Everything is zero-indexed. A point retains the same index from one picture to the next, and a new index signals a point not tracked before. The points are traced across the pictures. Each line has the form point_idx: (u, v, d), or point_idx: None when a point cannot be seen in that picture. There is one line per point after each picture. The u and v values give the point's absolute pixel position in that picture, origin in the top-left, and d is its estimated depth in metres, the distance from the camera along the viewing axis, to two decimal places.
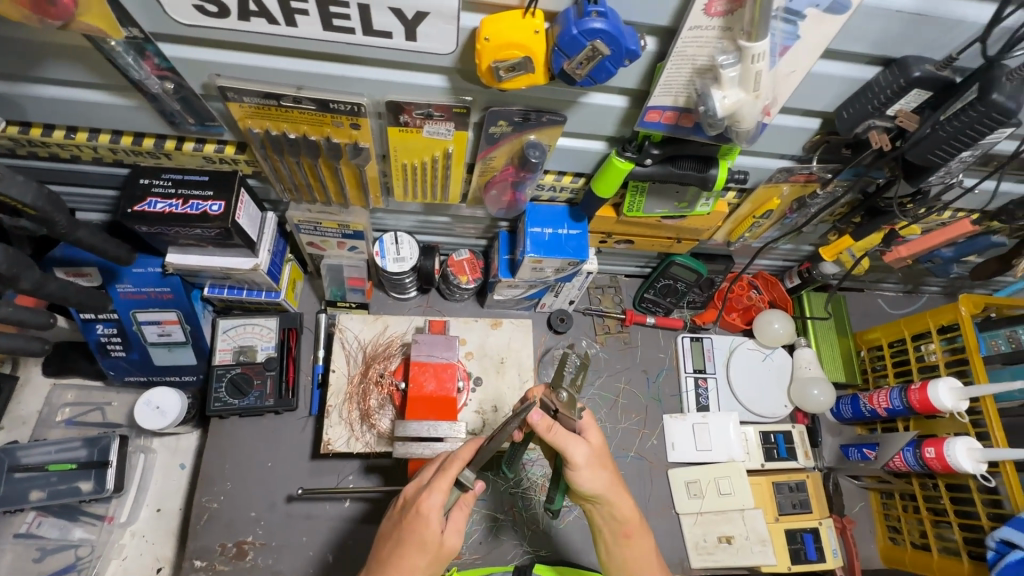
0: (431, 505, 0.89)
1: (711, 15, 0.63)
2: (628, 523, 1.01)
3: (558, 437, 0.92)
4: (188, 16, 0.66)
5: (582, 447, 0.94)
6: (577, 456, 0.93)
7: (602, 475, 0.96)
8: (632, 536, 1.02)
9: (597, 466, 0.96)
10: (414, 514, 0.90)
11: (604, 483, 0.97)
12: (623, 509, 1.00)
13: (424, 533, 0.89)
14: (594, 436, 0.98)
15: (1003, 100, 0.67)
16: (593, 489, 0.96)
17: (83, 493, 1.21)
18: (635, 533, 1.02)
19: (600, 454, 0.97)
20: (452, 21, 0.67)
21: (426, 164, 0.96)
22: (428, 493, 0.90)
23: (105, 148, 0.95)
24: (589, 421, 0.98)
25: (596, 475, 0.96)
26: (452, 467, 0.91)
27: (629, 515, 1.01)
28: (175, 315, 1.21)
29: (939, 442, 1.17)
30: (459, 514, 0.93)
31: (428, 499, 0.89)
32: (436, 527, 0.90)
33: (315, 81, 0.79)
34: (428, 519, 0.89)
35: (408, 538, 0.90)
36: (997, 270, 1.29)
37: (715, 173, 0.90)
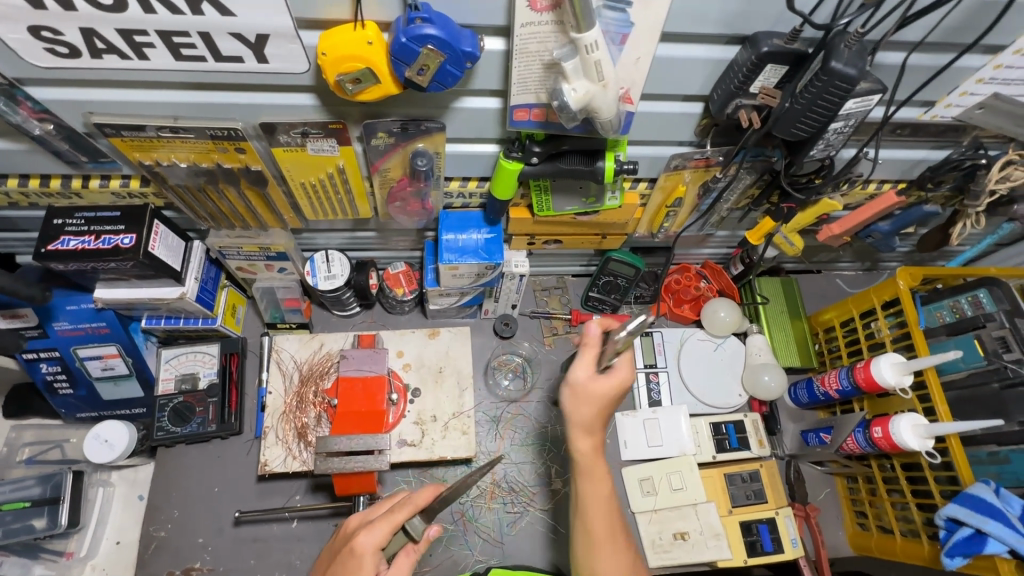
0: (367, 544, 0.81)
1: (537, 10, 0.65)
2: (583, 458, 0.92)
3: (583, 350, 0.92)
4: (45, 59, 0.70)
5: (586, 373, 0.91)
6: (577, 376, 0.91)
7: (582, 411, 0.91)
8: (585, 474, 0.92)
9: (581, 401, 0.91)
10: (348, 550, 0.82)
11: (584, 418, 0.91)
12: (580, 441, 0.93)
13: (356, 574, 0.80)
14: (611, 381, 0.91)
15: (843, 67, 0.69)
16: (569, 415, 0.92)
17: (37, 531, 1.20)
18: (592, 472, 0.92)
19: (594, 397, 0.91)
20: (294, 40, 0.68)
21: (325, 182, 0.98)
22: (365, 531, 0.82)
23: (17, 192, 0.99)
24: (620, 369, 0.91)
25: (577, 406, 0.91)
26: (400, 512, 0.83)
27: (586, 454, 0.92)
28: (115, 349, 1.21)
29: (886, 420, 1.13)
30: (404, 561, 0.82)
31: (364, 537, 0.81)
32: (370, 571, 0.80)
33: (190, 111, 0.82)
34: (361, 559, 0.80)
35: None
36: (940, 241, 1.25)
37: (603, 165, 0.89)
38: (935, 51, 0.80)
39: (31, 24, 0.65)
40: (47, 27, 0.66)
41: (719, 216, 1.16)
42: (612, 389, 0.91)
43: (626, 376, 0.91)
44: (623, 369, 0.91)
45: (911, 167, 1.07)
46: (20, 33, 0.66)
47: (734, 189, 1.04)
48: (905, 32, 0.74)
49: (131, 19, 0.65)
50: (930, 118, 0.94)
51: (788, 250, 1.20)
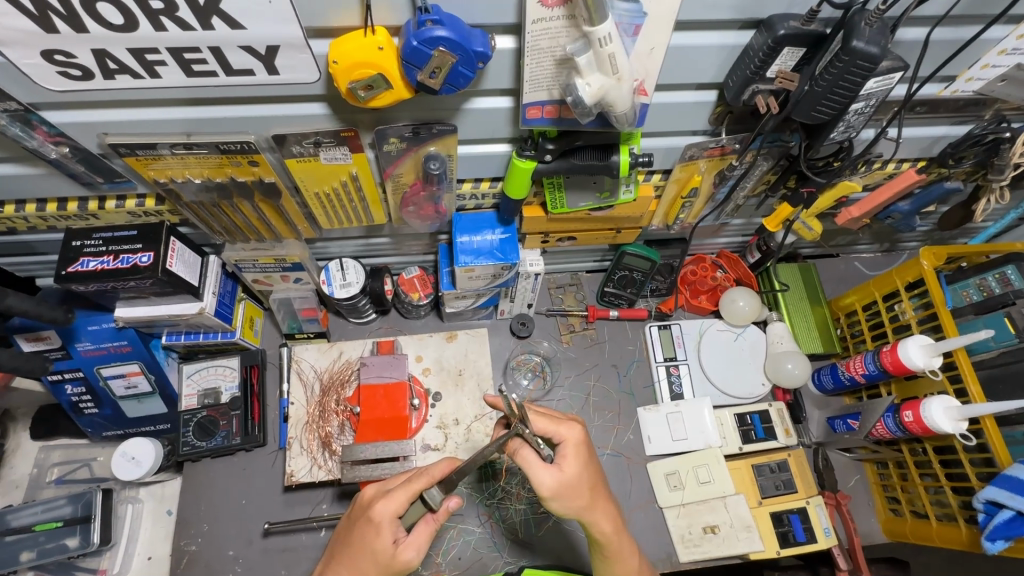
0: (385, 513, 0.81)
1: (548, 6, 0.64)
2: (607, 544, 0.89)
3: (522, 456, 0.83)
4: (58, 83, 0.70)
5: (550, 475, 0.83)
6: (542, 485, 0.82)
7: (580, 503, 0.84)
8: (613, 557, 0.90)
9: (570, 496, 0.84)
10: (366, 519, 0.83)
11: (584, 505, 0.85)
12: (600, 525, 0.87)
13: (374, 542, 0.81)
14: (573, 463, 0.84)
15: (865, 46, 0.67)
16: (571, 511, 0.85)
17: (71, 549, 1.21)
18: (617, 554, 0.90)
19: (575, 486, 0.84)
20: (304, 50, 0.67)
21: (338, 190, 0.98)
22: (382, 501, 0.82)
23: (35, 216, 1.00)
24: (569, 445, 0.85)
25: (568, 503, 0.84)
26: (417, 481, 0.83)
27: (609, 535, 0.88)
28: (137, 366, 1.21)
29: (916, 404, 1.11)
30: (424, 529, 0.84)
31: (381, 506, 0.82)
32: (388, 539, 0.81)
33: (202, 126, 0.82)
34: (379, 528, 0.81)
35: (357, 541, 0.83)
36: (962, 218, 1.23)
37: (618, 160, 0.88)
38: (957, 23, 0.78)
39: (44, 48, 0.65)
40: (59, 51, 0.66)
41: (735, 204, 1.14)
42: (580, 464, 0.84)
43: (578, 445, 0.86)
44: (572, 435, 0.86)
45: (931, 144, 1.05)
46: (35, 59, 0.67)
47: (751, 176, 1.02)
48: (927, 6, 0.72)
49: (141, 38, 0.65)
50: (951, 93, 0.92)
51: (807, 235, 1.18)
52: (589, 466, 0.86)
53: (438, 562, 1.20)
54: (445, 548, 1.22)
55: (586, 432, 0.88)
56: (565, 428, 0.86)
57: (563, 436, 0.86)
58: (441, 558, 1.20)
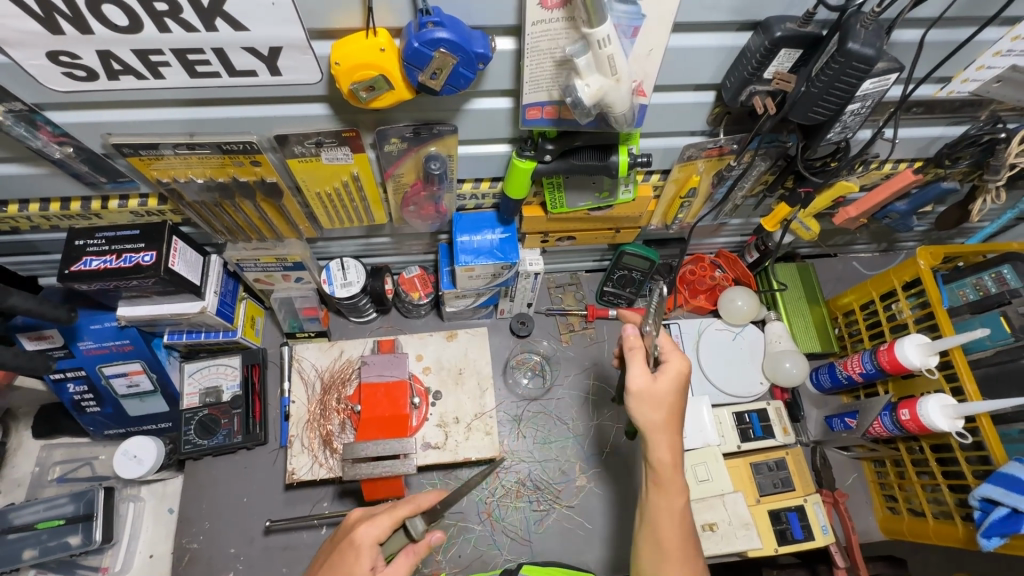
0: (366, 536, 0.82)
1: (548, 8, 0.65)
2: (661, 472, 0.88)
3: (632, 351, 0.91)
4: (64, 84, 0.71)
5: (642, 376, 0.89)
6: (632, 380, 0.89)
7: (646, 418, 0.88)
8: (662, 492, 0.89)
9: (650, 406, 0.88)
10: (348, 542, 0.82)
11: (660, 421, 0.88)
12: (661, 446, 0.88)
13: (353, 566, 0.80)
14: (669, 379, 0.89)
15: (861, 48, 0.68)
16: (641, 420, 0.88)
17: (73, 547, 1.22)
18: (668, 487, 0.88)
19: (674, 401, 0.89)
20: (306, 51, 0.68)
21: (339, 190, 0.98)
22: (366, 524, 0.83)
23: (38, 216, 1.00)
24: (674, 365, 0.90)
25: (647, 412, 0.88)
26: (402, 508, 0.84)
27: (667, 462, 0.88)
28: (139, 365, 1.22)
29: (913, 402, 1.12)
30: (403, 560, 0.82)
31: (364, 529, 0.82)
32: (366, 565, 0.80)
33: (206, 126, 0.83)
34: (359, 552, 0.81)
35: (335, 566, 0.82)
36: (959, 218, 1.24)
37: (617, 160, 0.89)
38: (953, 25, 0.78)
39: (50, 49, 0.66)
40: (64, 52, 0.66)
41: (733, 204, 1.15)
42: (675, 383, 0.89)
43: (682, 370, 0.90)
44: (677, 360, 0.91)
45: (927, 145, 1.06)
46: (40, 59, 0.67)
47: (749, 176, 1.03)
48: (922, 8, 0.73)
49: (146, 39, 0.66)
50: (946, 95, 0.93)
51: (805, 234, 1.19)
52: (691, 389, 0.92)
53: (438, 559, 1.21)
54: (445, 546, 1.22)
55: (687, 368, 0.92)
56: (675, 354, 0.92)
57: (669, 358, 0.91)
58: (441, 556, 1.21)
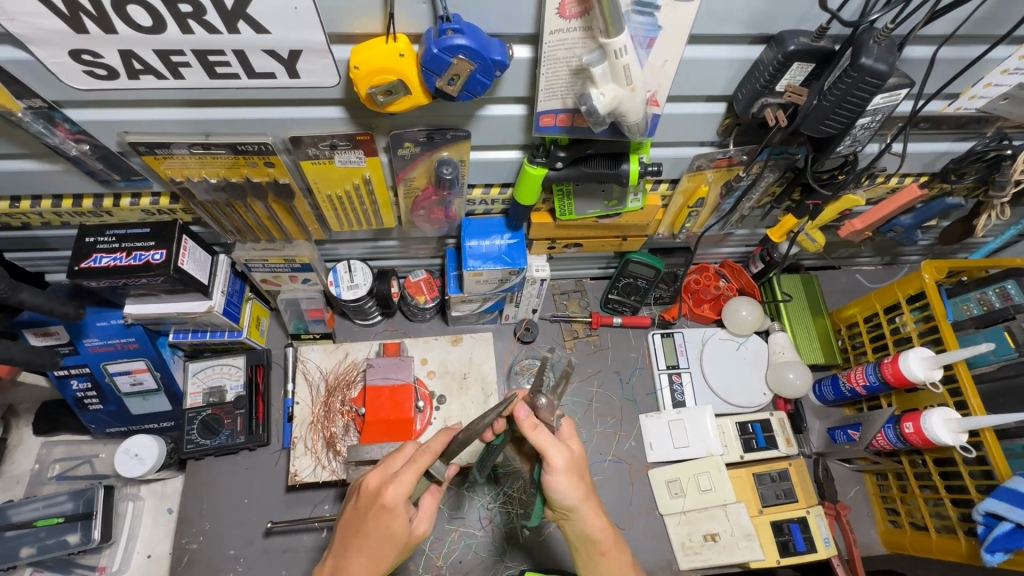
0: (397, 497, 0.81)
1: (567, 17, 0.66)
2: (599, 539, 0.91)
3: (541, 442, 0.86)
4: (83, 81, 0.72)
5: (563, 450, 0.87)
6: (557, 459, 0.86)
7: (576, 494, 0.87)
8: (606, 552, 0.92)
9: (575, 479, 0.88)
10: (379, 507, 0.81)
11: (580, 497, 0.88)
12: (592, 522, 0.90)
13: (391, 525, 0.81)
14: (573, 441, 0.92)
15: (873, 63, 0.70)
16: (568, 500, 0.87)
17: (71, 546, 1.20)
18: (610, 549, 0.92)
19: (580, 462, 0.89)
20: (326, 55, 0.69)
21: (350, 193, 0.99)
22: (393, 485, 0.82)
23: (50, 212, 1.01)
24: (570, 427, 0.93)
25: (574, 485, 0.87)
26: (423, 459, 0.84)
27: (603, 529, 0.91)
28: (144, 363, 1.22)
29: (917, 415, 1.12)
30: (430, 500, 0.89)
31: (394, 490, 0.81)
32: (404, 519, 0.82)
33: (221, 127, 0.83)
34: (394, 512, 0.81)
35: (373, 531, 0.82)
36: (964, 233, 1.25)
37: (627, 168, 0.90)
38: (962, 43, 0.80)
39: (72, 47, 0.66)
40: (86, 51, 0.67)
41: (740, 215, 1.16)
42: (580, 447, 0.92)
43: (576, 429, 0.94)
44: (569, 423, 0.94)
45: (933, 160, 1.07)
46: (62, 58, 0.68)
47: (757, 188, 1.04)
48: (933, 26, 0.74)
49: (168, 40, 0.67)
50: (954, 111, 0.94)
51: (810, 247, 1.20)
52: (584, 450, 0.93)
53: (438, 564, 1.20)
54: (445, 551, 1.21)
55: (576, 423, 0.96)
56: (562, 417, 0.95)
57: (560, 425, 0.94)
58: (442, 562, 1.20)
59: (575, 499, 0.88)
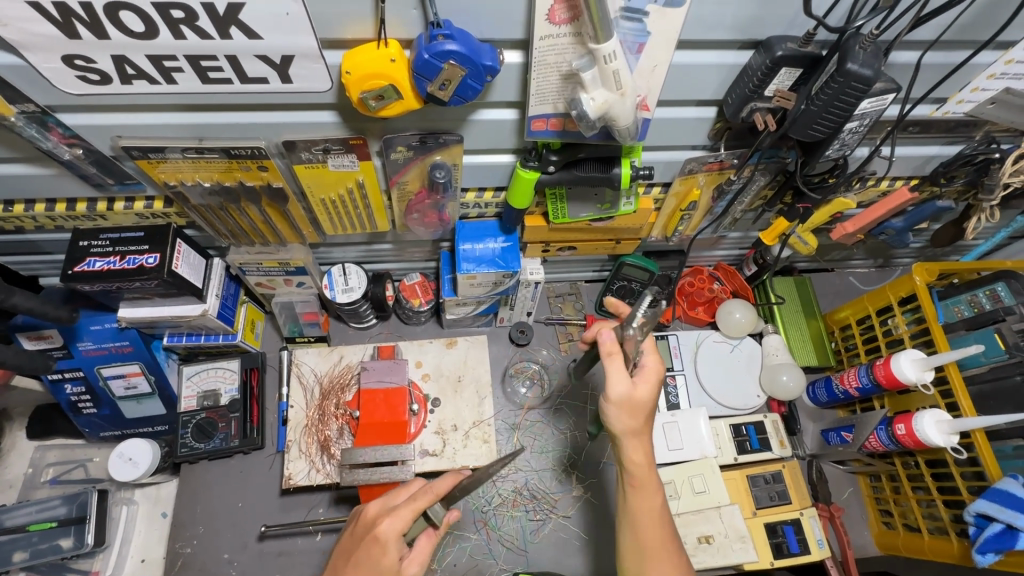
0: (390, 531, 0.80)
1: (556, 23, 0.66)
2: (632, 472, 0.87)
3: (612, 359, 0.87)
4: (78, 86, 0.72)
5: (623, 386, 0.86)
6: (612, 391, 0.86)
7: (622, 422, 0.86)
8: (636, 488, 0.87)
9: (628, 412, 0.86)
10: (371, 537, 0.81)
11: (632, 427, 0.86)
12: (631, 452, 0.87)
13: (380, 559, 0.80)
14: (649, 383, 0.87)
15: (859, 69, 0.71)
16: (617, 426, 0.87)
17: (64, 550, 1.20)
18: (643, 485, 0.87)
19: (641, 407, 0.86)
20: (318, 60, 0.70)
21: (344, 196, 1.00)
22: (387, 518, 0.81)
23: (44, 217, 1.01)
24: (650, 370, 0.87)
25: (622, 416, 0.86)
26: (422, 500, 0.82)
27: (639, 465, 0.87)
28: (138, 367, 1.22)
29: (909, 417, 1.12)
30: (425, 542, 0.85)
31: (387, 523, 0.81)
32: (395, 556, 0.80)
33: (214, 131, 0.84)
34: (385, 545, 0.80)
35: (361, 562, 0.80)
36: (955, 235, 1.26)
37: (619, 172, 0.90)
38: (948, 48, 0.81)
39: (66, 53, 0.67)
40: (80, 56, 0.68)
41: (732, 218, 1.17)
42: (649, 391, 0.87)
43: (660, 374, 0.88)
44: (654, 366, 0.88)
45: (923, 163, 1.08)
46: (55, 63, 0.68)
47: (749, 191, 1.05)
48: (919, 31, 0.75)
49: (161, 45, 0.67)
50: (942, 115, 0.95)
51: (803, 249, 1.19)
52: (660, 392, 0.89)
53: (433, 568, 1.20)
54: (440, 554, 1.21)
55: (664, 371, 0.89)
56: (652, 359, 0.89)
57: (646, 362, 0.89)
58: (437, 565, 1.20)
59: (622, 428, 0.87)
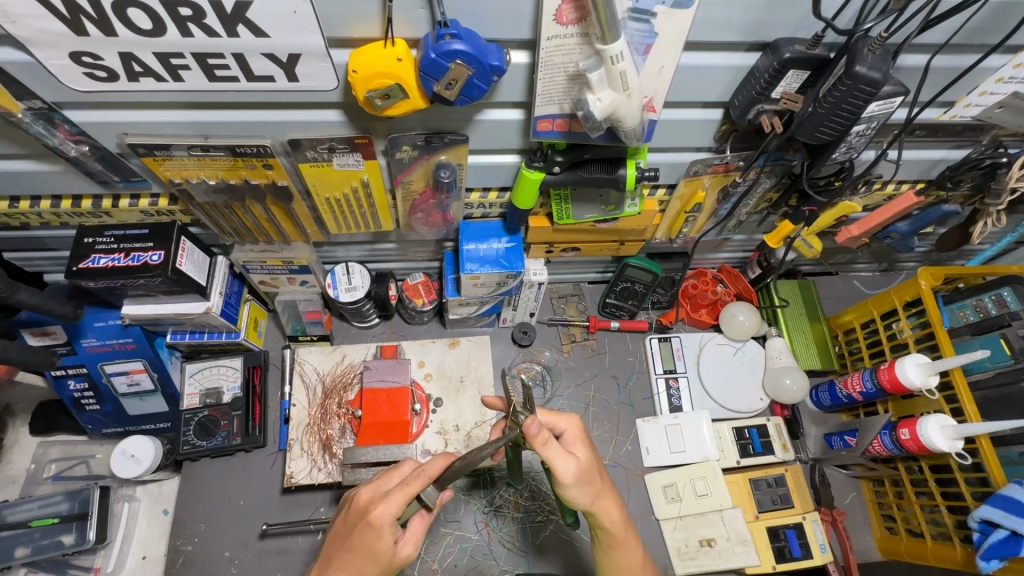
0: (384, 516, 0.80)
1: (564, 23, 0.66)
2: (613, 533, 0.91)
3: (551, 453, 0.83)
4: (85, 84, 0.72)
5: (571, 463, 0.85)
6: (565, 473, 0.84)
7: (588, 494, 0.87)
8: (617, 546, 0.93)
9: (587, 483, 0.87)
10: (365, 524, 0.81)
11: (591, 496, 0.87)
12: (608, 516, 0.89)
13: (375, 544, 0.80)
14: (577, 448, 0.90)
15: (868, 71, 0.70)
16: (582, 502, 0.88)
17: (66, 546, 1.20)
18: (621, 544, 0.92)
19: (590, 470, 0.87)
20: (324, 59, 0.70)
21: (349, 196, 1.00)
22: (381, 504, 0.80)
23: (49, 213, 1.01)
24: (571, 434, 0.91)
25: (586, 491, 0.87)
26: (415, 484, 0.81)
27: (616, 524, 0.90)
28: (141, 364, 1.22)
29: (913, 422, 1.12)
30: (419, 524, 0.85)
31: (380, 509, 0.80)
32: (389, 540, 0.80)
33: (220, 129, 0.84)
34: (380, 531, 0.80)
35: (356, 546, 0.81)
36: (960, 239, 1.25)
37: (625, 173, 0.90)
38: (958, 52, 0.80)
39: (73, 49, 0.67)
40: (87, 53, 0.68)
41: (737, 220, 1.16)
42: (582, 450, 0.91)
43: (579, 433, 0.92)
44: (571, 426, 0.92)
45: (930, 167, 1.07)
46: (62, 59, 0.69)
47: (754, 193, 1.05)
48: (929, 34, 0.75)
49: (168, 43, 0.67)
50: (949, 118, 0.95)
51: (807, 253, 1.19)
52: (593, 452, 0.91)
53: (434, 567, 1.20)
54: (441, 555, 1.21)
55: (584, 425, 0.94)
56: (563, 420, 0.92)
57: (563, 427, 0.92)
58: (437, 565, 1.20)
59: (584, 500, 0.87)
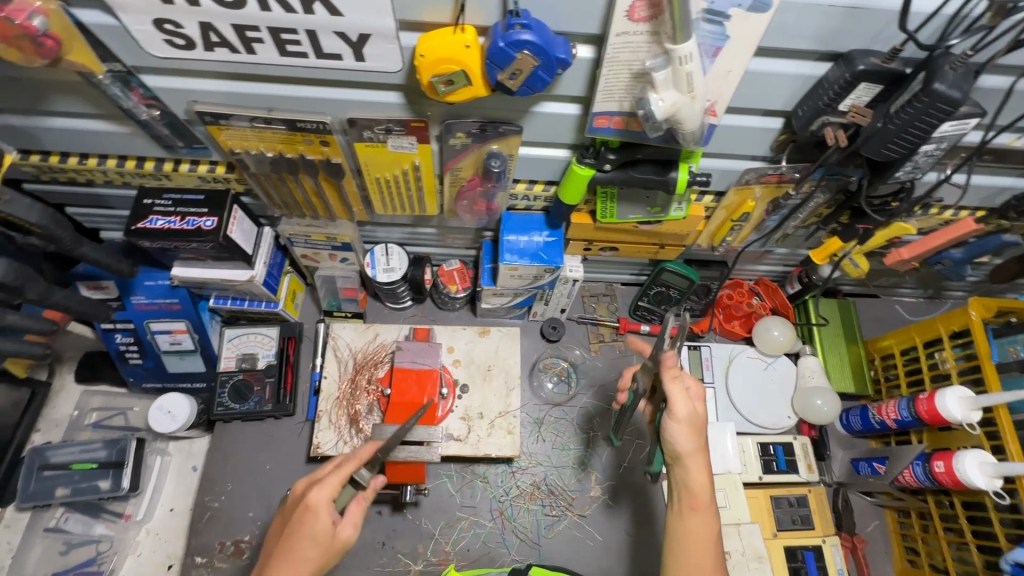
0: (319, 497, 0.82)
1: (635, 20, 0.66)
2: (696, 495, 0.82)
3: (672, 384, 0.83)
4: (162, 50, 0.75)
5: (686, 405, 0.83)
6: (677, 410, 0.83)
7: (688, 443, 0.82)
8: (694, 508, 0.82)
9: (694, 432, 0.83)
10: (302, 507, 0.83)
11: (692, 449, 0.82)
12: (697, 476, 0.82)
13: (314, 525, 0.81)
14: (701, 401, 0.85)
15: (947, 89, 0.68)
16: (682, 446, 0.83)
17: (102, 491, 1.26)
18: (701, 509, 0.82)
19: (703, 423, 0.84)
20: (393, 41, 0.71)
21: (398, 177, 1.01)
22: (315, 487, 0.83)
23: (114, 172, 1.05)
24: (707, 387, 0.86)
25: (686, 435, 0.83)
26: (347, 465, 0.86)
27: (704, 487, 0.82)
28: (184, 324, 1.27)
29: (949, 455, 1.09)
30: (356, 508, 0.86)
31: (315, 492, 0.83)
32: (328, 520, 0.82)
33: (283, 103, 0.86)
34: (317, 511, 0.82)
35: (293, 533, 0.82)
36: (1018, 271, 1.20)
37: (676, 177, 0.90)
38: None
39: (156, 16, 0.70)
40: (169, 20, 0.70)
41: (783, 233, 1.14)
42: None
43: None
44: None
45: (994, 194, 1.03)
46: (145, 25, 0.71)
47: (805, 208, 1.03)
48: (1014, 55, 0.72)
49: (246, 16, 0.69)
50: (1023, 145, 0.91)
51: (853, 272, 1.17)
52: None
53: (447, 550, 1.22)
54: (454, 538, 1.23)
55: None
56: None
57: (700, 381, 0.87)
58: (451, 547, 1.22)
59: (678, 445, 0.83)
